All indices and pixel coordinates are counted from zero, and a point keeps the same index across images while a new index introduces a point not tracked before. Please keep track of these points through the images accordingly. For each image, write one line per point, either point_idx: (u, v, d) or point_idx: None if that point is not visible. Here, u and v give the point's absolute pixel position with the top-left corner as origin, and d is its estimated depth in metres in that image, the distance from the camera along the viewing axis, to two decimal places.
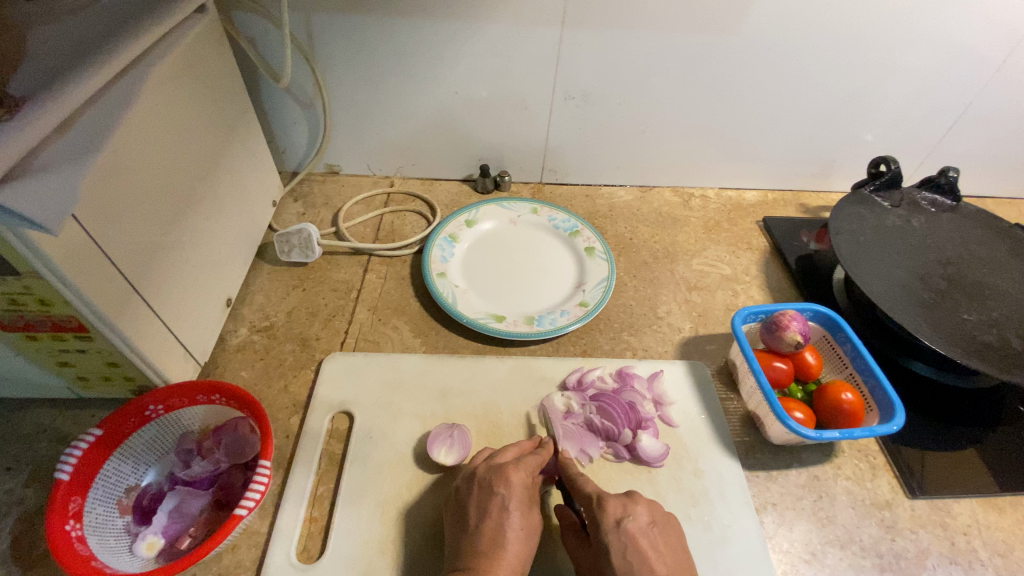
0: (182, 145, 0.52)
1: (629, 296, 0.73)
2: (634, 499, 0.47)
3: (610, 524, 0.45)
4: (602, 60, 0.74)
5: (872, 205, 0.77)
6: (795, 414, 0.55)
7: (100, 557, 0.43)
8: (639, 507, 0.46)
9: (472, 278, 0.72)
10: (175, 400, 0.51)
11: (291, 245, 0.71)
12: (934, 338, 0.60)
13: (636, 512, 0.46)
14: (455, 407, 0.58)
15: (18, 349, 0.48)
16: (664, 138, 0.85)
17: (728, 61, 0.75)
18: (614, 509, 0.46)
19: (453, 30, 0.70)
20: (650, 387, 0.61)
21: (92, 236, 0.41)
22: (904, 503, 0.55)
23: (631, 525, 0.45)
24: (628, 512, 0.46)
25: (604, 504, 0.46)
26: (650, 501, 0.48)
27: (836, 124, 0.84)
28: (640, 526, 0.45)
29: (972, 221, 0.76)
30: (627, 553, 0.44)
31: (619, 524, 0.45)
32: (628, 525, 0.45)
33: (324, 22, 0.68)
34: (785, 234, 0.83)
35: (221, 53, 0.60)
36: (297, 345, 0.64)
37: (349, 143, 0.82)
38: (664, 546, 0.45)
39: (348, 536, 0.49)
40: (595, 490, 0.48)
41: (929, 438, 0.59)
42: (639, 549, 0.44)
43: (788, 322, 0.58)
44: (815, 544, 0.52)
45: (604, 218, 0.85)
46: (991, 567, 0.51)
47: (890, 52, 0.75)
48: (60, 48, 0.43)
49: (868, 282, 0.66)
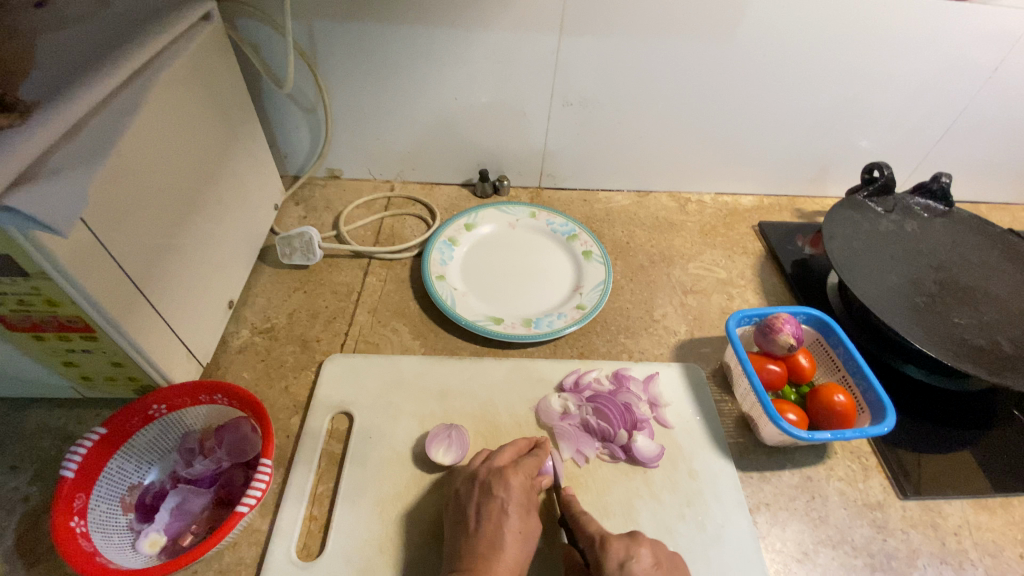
0: (187, 150, 0.53)
1: (626, 299, 0.74)
2: (637, 540, 0.47)
3: (614, 566, 0.45)
4: (600, 67, 0.75)
5: (865, 210, 0.78)
6: (788, 416, 0.56)
7: (104, 554, 0.43)
8: (643, 549, 0.46)
9: (471, 281, 0.73)
10: (178, 400, 0.52)
11: (292, 248, 0.72)
12: (925, 341, 0.61)
13: (639, 554, 0.46)
14: (454, 408, 0.59)
15: (25, 349, 0.49)
16: (661, 144, 0.86)
17: (724, 68, 0.76)
18: (617, 551, 0.46)
19: (453, 37, 0.71)
20: (646, 389, 0.62)
21: (99, 238, 0.42)
22: (896, 504, 0.56)
23: (635, 568, 0.45)
24: (630, 555, 0.46)
25: (607, 545, 0.46)
26: (654, 541, 0.47)
27: (831, 130, 0.85)
28: (643, 569, 0.45)
29: (964, 226, 0.77)
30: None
31: (622, 567, 0.45)
32: (632, 568, 0.45)
33: (326, 29, 0.69)
34: (780, 238, 0.84)
35: (225, 59, 0.61)
36: (298, 346, 0.65)
37: (350, 147, 0.84)
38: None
39: (348, 534, 0.49)
40: (598, 530, 0.48)
41: (920, 439, 0.60)
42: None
43: (781, 325, 0.59)
44: (807, 544, 0.53)
45: (601, 222, 0.86)
46: (981, 567, 0.52)
47: (883, 59, 0.76)
48: (70, 55, 0.44)
49: (861, 286, 0.67)
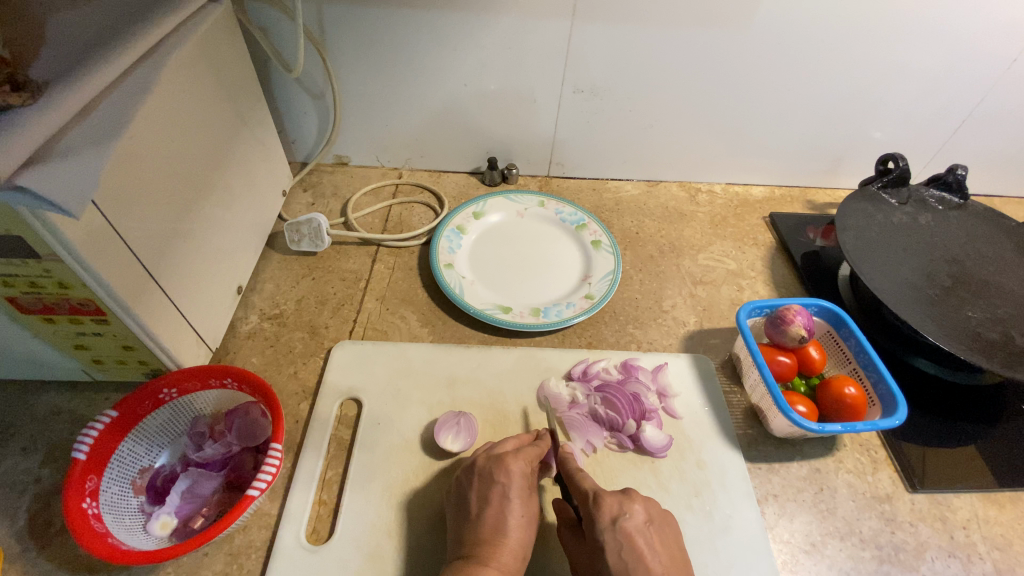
0: (196, 134, 0.53)
1: (635, 290, 0.74)
2: (632, 498, 0.47)
3: (605, 521, 0.45)
4: (611, 54, 0.74)
5: (879, 202, 0.77)
6: (798, 407, 0.55)
7: (116, 535, 0.44)
8: (636, 506, 0.46)
9: (480, 269, 0.73)
10: (188, 384, 0.52)
11: (301, 234, 0.71)
12: (938, 334, 0.60)
13: (633, 510, 0.46)
14: (462, 396, 0.59)
15: (35, 331, 0.49)
16: (671, 133, 0.85)
17: (737, 56, 0.75)
18: (610, 507, 0.46)
19: (464, 21, 0.70)
20: (654, 379, 0.62)
21: (110, 221, 0.42)
22: (905, 497, 0.56)
23: (627, 523, 0.45)
24: (624, 511, 0.46)
25: (601, 501, 0.46)
26: (646, 499, 0.48)
27: (844, 121, 0.84)
28: (636, 525, 0.45)
29: (978, 219, 0.76)
30: (622, 551, 0.44)
31: (614, 522, 0.45)
32: (624, 524, 0.45)
33: (337, 13, 0.69)
34: (791, 230, 0.83)
35: (235, 43, 0.60)
36: (306, 332, 0.65)
37: (359, 133, 0.83)
38: (658, 543, 0.45)
39: (357, 519, 0.50)
40: (593, 487, 0.47)
41: (931, 433, 0.60)
42: (634, 547, 0.44)
43: (793, 316, 0.59)
44: (815, 536, 0.53)
45: (611, 212, 0.85)
46: (990, 561, 0.52)
47: (900, 49, 0.75)
48: (79, 34, 0.44)
49: (873, 278, 0.66)
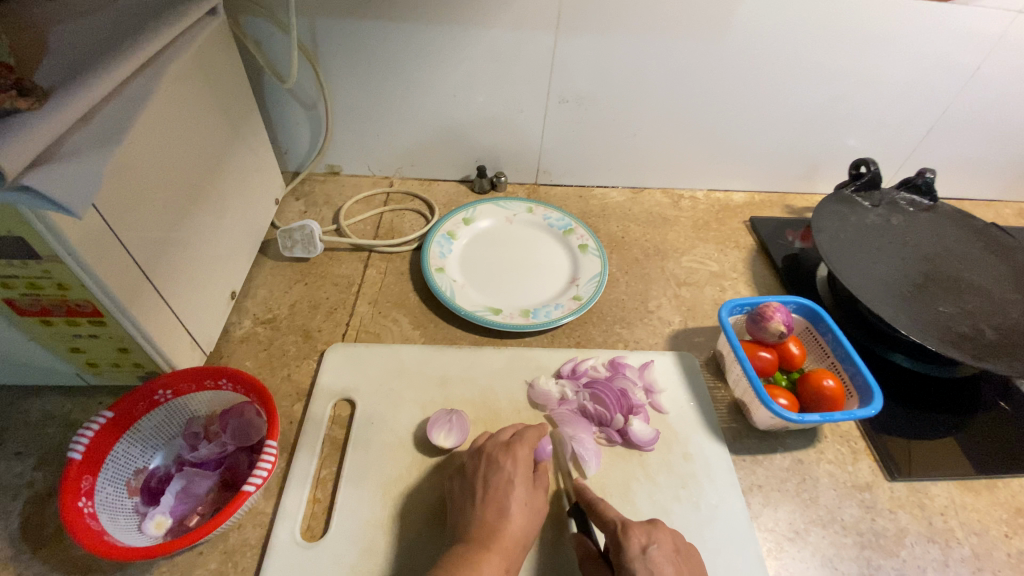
0: (193, 142, 0.54)
1: (621, 291, 0.76)
2: (657, 527, 0.47)
3: None
4: (594, 64, 0.77)
5: (853, 205, 0.80)
6: (779, 400, 0.57)
7: (111, 533, 0.44)
8: (662, 537, 0.46)
9: (470, 273, 0.74)
10: (184, 385, 0.53)
11: (293, 240, 0.73)
12: (911, 328, 0.63)
13: (659, 540, 0.46)
14: (454, 394, 0.60)
15: (32, 333, 0.50)
16: (654, 142, 0.88)
17: (715, 66, 0.78)
18: (639, 537, 0.46)
19: (453, 34, 0.73)
20: (641, 376, 0.64)
21: (110, 226, 0.43)
22: (884, 485, 0.58)
23: (656, 552, 0.45)
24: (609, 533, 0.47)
25: (630, 530, 0.46)
26: (673, 531, 0.48)
27: (819, 128, 0.88)
28: (664, 554, 0.45)
29: (948, 220, 0.79)
30: None
31: (644, 551, 0.45)
32: (654, 553, 0.45)
33: (329, 26, 0.71)
34: (771, 232, 0.86)
35: (230, 54, 0.62)
36: (300, 336, 0.66)
37: (351, 143, 0.85)
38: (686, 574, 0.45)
39: (351, 515, 0.50)
40: (618, 517, 0.48)
41: (907, 424, 0.62)
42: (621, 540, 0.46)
43: (772, 313, 0.61)
44: (798, 524, 0.54)
45: (597, 217, 0.88)
46: (967, 546, 0.54)
47: (868, 60, 0.79)
48: (82, 44, 0.45)
49: (848, 276, 0.69)
